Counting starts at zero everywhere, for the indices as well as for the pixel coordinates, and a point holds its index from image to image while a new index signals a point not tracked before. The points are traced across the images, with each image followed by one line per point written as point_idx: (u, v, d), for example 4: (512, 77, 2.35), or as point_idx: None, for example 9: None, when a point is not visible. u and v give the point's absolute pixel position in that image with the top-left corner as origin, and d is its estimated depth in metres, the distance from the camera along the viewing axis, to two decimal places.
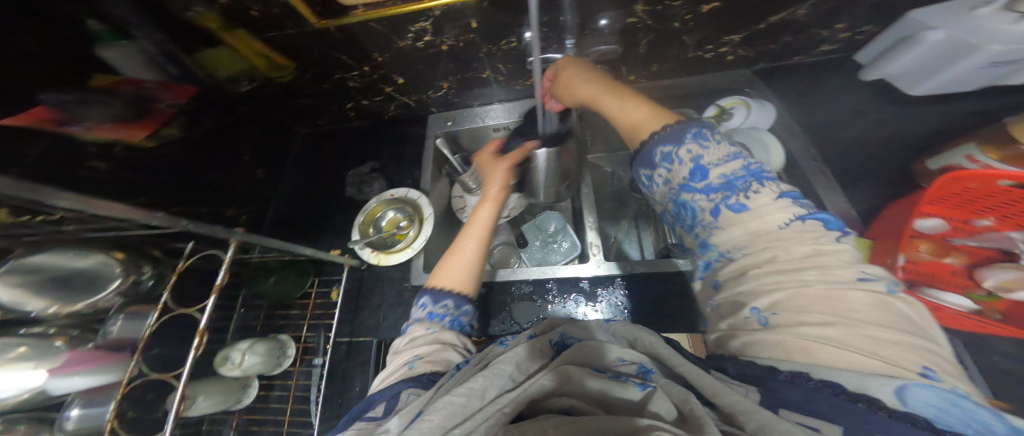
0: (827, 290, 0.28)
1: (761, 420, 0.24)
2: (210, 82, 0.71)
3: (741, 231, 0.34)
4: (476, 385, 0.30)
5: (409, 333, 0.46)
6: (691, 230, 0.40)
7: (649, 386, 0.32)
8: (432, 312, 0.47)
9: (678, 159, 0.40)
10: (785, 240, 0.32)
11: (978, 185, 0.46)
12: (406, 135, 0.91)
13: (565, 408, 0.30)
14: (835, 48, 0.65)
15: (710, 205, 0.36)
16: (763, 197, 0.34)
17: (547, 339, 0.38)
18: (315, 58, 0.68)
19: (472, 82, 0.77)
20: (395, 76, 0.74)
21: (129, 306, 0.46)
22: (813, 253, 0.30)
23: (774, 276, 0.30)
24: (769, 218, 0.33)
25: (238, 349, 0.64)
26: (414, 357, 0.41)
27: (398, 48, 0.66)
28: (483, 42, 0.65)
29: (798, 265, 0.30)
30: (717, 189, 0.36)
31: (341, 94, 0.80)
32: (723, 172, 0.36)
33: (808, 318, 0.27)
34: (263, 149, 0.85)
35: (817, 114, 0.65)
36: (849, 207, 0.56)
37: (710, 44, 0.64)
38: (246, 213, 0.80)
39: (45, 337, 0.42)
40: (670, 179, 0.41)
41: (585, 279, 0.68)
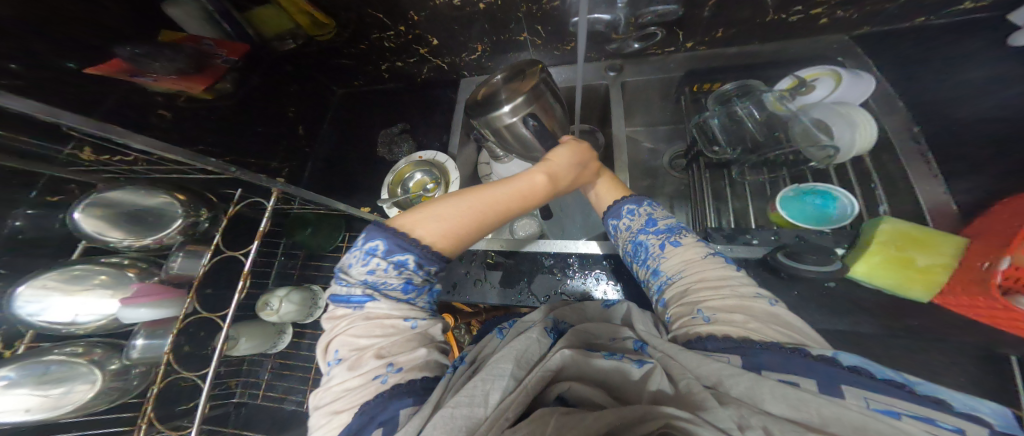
0: (740, 301, 0.31)
1: (749, 379, 0.23)
2: (258, 40, 0.73)
3: (679, 261, 0.38)
4: (478, 392, 0.27)
5: (374, 319, 0.35)
6: (642, 268, 0.42)
7: (647, 362, 0.29)
8: (411, 283, 0.36)
9: (636, 210, 0.45)
10: (705, 267, 0.36)
11: None
12: (437, 100, 0.89)
13: (562, 393, 0.28)
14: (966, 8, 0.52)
15: (657, 243, 0.41)
16: (690, 239, 0.40)
17: (545, 329, 0.35)
18: (353, 17, 0.67)
19: (509, 45, 0.72)
20: (429, 36, 0.71)
21: (188, 245, 0.50)
22: (725, 276, 0.35)
23: (704, 290, 0.34)
24: (696, 251, 0.38)
25: (275, 296, 0.68)
26: (389, 364, 0.32)
27: (434, 6, 0.63)
28: (525, 0, 0.60)
29: (717, 283, 0.34)
30: (661, 232, 0.41)
31: (376, 54, 0.79)
32: (664, 221, 0.43)
33: (733, 317, 0.30)
34: (305, 107, 0.87)
35: (921, 90, 0.54)
36: (947, 198, 0.46)
37: (793, 4, 0.54)
38: (289, 166, 0.83)
39: (121, 268, 0.46)
40: (630, 226, 0.44)
41: (607, 256, 0.64)
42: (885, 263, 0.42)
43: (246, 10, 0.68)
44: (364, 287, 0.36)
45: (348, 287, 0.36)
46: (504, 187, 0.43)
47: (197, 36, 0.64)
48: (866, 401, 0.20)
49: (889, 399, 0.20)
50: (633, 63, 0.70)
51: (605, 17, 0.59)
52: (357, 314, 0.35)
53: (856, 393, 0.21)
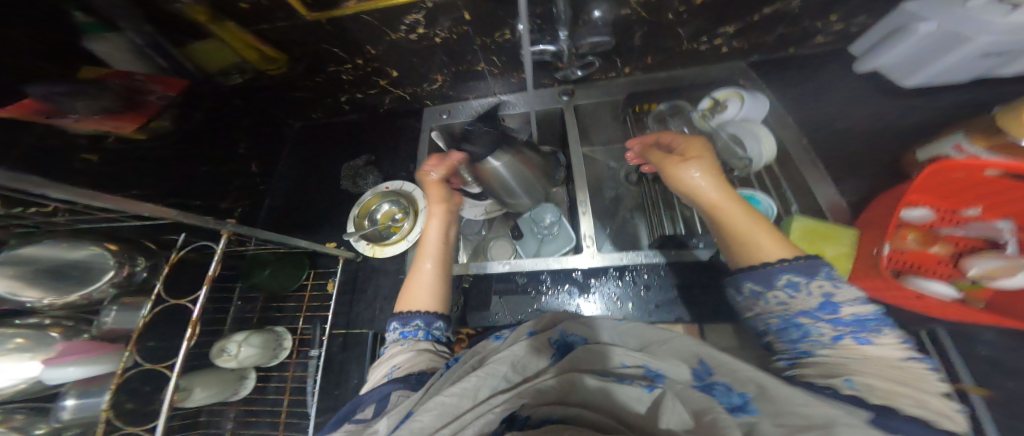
0: (935, 399, 0.27)
1: (870, 435, 0.22)
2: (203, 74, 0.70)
3: (866, 359, 0.32)
4: (469, 385, 0.31)
5: (390, 342, 0.48)
6: (794, 349, 0.36)
7: (656, 387, 0.31)
8: (407, 318, 0.49)
9: (805, 288, 0.36)
10: (906, 372, 0.30)
11: (963, 175, 0.43)
12: (401, 128, 0.91)
13: (565, 419, 0.30)
14: (828, 41, 0.64)
15: (834, 336, 0.34)
16: (889, 339, 0.33)
17: (546, 338, 0.37)
18: (307, 51, 0.68)
19: (466, 75, 0.77)
20: (389, 68, 0.74)
21: (124, 297, 0.47)
22: (930, 381, 0.29)
23: (890, 383, 0.29)
24: (894, 356, 0.32)
25: (232, 341, 0.64)
26: (393, 367, 0.43)
27: (391, 41, 0.66)
28: (477, 35, 0.65)
29: (910, 382, 0.29)
30: (845, 324, 0.34)
31: (335, 86, 0.79)
32: (854, 310, 0.34)
33: (900, 402, 0.27)
34: (257, 143, 0.85)
35: (812, 107, 0.65)
36: (838, 197, 0.55)
37: (704, 36, 0.64)
38: (240, 206, 0.80)
39: (41, 327, 0.42)
40: (789, 301, 0.37)
41: (578, 270, 0.69)
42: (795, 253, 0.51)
43: (185, 44, 0.63)
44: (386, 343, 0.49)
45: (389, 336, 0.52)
46: (427, 258, 0.56)
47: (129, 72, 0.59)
48: None
49: None
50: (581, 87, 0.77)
51: (551, 48, 0.62)
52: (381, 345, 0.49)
53: None
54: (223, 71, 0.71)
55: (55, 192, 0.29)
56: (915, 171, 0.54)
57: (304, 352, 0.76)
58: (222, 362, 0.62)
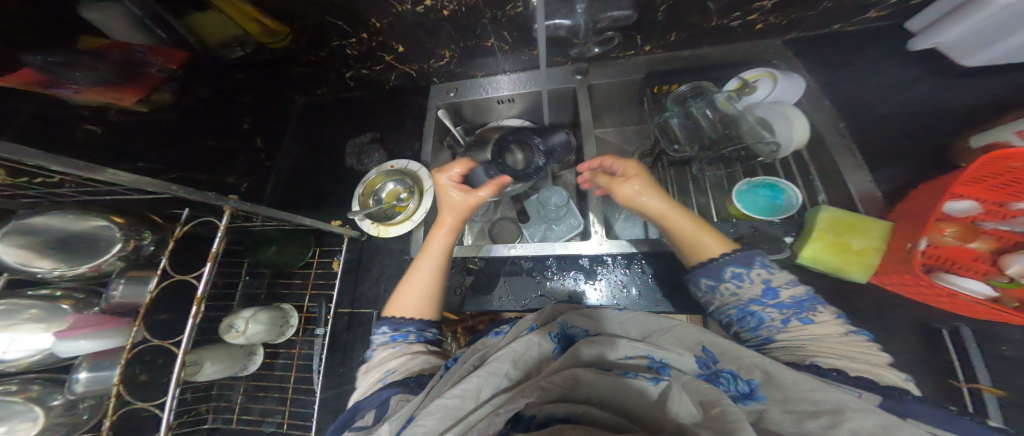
0: (872, 366, 0.32)
1: (878, 418, 0.23)
2: (202, 47, 0.67)
3: (810, 339, 0.36)
4: (472, 386, 0.31)
5: (375, 354, 0.46)
6: (752, 336, 0.39)
7: (662, 380, 0.30)
8: (395, 325, 0.48)
9: (749, 278, 0.41)
10: (844, 345, 0.34)
11: (1023, 164, 0.39)
12: (406, 106, 0.87)
13: (577, 414, 0.29)
14: (879, 16, 0.59)
15: (780, 319, 0.38)
16: (828, 316, 0.37)
17: (546, 332, 0.37)
18: (310, 23, 0.64)
19: (476, 50, 0.73)
20: (394, 43, 0.70)
21: (131, 271, 0.45)
22: (867, 351, 0.34)
23: (835, 360, 0.33)
24: (834, 331, 0.36)
25: (239, 317, 0.64)
26: (386, 372, 0.41)
27: (397, 13, 0.62)
28: (490, 7, 0.61)
29: (851, 356, 0.33)
30: (786, 306, 0.38)
31: (337, 61, 0.76)
32: (791, 293, 0.39)
33: (856, 377, 0.31)
34: (260, 116, 0.82)
35: (845, 91, 0.61)
36: (872, 186, 0.52)
37: (736, 11, 0.59)
38: (247, 181, 0.79)
39: (54, 300, 0.42)
40: (738, 291, 0.41)
41: (585, 257, 0.67)
42: (822, 249, 0.50)
43: (182, 14, 0.61)
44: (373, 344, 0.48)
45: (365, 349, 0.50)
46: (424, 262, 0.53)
47: (126, 43, 0.56)
48: None
49: None
50: (597, 66, 0.74)
51: (567, 23, 0.61)
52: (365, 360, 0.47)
53: None
54: (224, 44, 0.69)
55: (42, 162, 0.27)
56: (955, 162, 0.50)
57: (310, 330, 0.76)
58: (230, 337, 0.62)
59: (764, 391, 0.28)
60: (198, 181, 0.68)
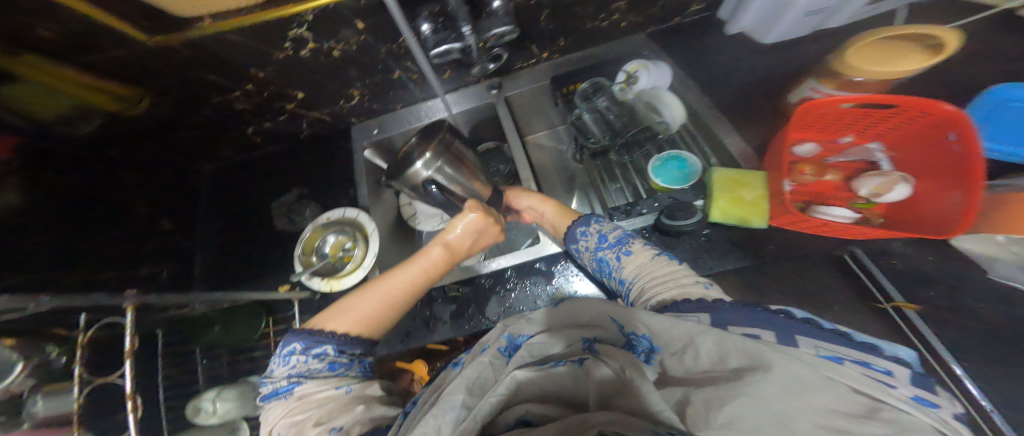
0: (670, 273, 0.43)
1: (714, 337, 0.27)
2: (31, 127, 0.57)
3: (634, 268, 0.47)
4: (430, 427, 0.32)
5: (305, 398, 0.42)
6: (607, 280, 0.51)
7: (584, 359, 0.34)
8: (335, 363, 0.46)
9: (591, 233, 0.54)
10: (653, 266, 0.45)
11: (827, 110, 0.48)
12: (334, 151, 0.91)
13: (523, 416, 0.32)
14: (700, 8, 0.69)
15: (613, 257, 0.50)
16: (640, 247, 0.49)
17: (495, 351, 0.40)
18: (172, 82, 0.67)
19: (385, 85, 0.77)
20: (291, 90, 0.75)
21: (45, 385, 0.41)
22: (668, 265, 0.44)
23: (648, 278, 0.44)
24: (646, 256, 0.47)
25: (205, 399, 0.60)
26: (334, 424, 0.39)
27: (277, 61, 0.66)
28: (381, 42, 0.65)
29: (657, 271, 0.44)
30: (614, 246, 0.51)
31: (232, 118, 0.80)
32: (616, 235, 0.52)
33: (665, 293, 0.39)
34: (161, 199, 0.79)
35: (715, 59, 0.68)
36: (745, 145, 0.58)
37: (602, 12, 0.67)
38: (168, 267, 0.75)
39: None
40: (588, 246, 0.54)
41: (538, 261, 0.68)
42: (725, 205, 0.53)
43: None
44: (287, 377, 0.44)
45: (274, 384, 0.44)
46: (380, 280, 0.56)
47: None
48: (817, 348, 0.25)
49: (829, 343, 0.26)
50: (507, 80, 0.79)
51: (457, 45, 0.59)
52: (288, 399, 0.42)
53: (810, 342, 0.26)
54: (65, 120, 0.61)
55: None
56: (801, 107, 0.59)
57: None
58: (201, 421, 0.59)
59: (655, 341, 0.32)
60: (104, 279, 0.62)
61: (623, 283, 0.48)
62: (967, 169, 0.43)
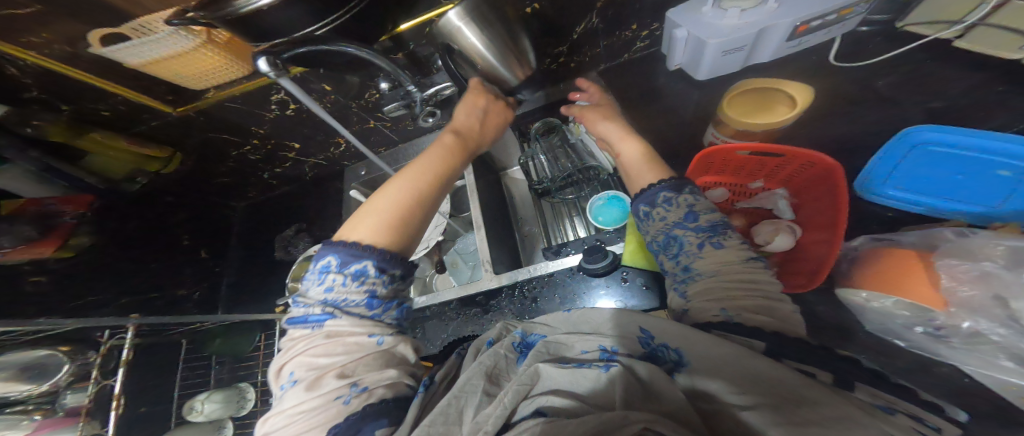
0: (759, 290, 0.33)
1: (759, 360, 0.24)
2: (105, 185, 0.72)
3: (715, 264, 0.36)
4: (450, 408, 0.30)
5: (336, 338, 0.37)
6: (671, 260, 0.40)
7: (612, 364, 0.28)
8: (373, 298, 0.39)
9: (672, 203, 0.41)
10: (744, 271, 0.35)
11: (725, 157, 0.51)
12: (328, 190, 1.03)
13: (542, 407, 0.27)
14: (646, 45, 0.74)
15: (694, 242, 0.38)
16: (733, 239, 0.37)
17: (510, 344, 0.38)
18: (197, 141, 0.79)
19: (364, 132, 0.86)
20: (288, 142, 0.87)
21: (76, 382, 0.46)
22: (757, 278, 0.34)
23: (727, 285, 0.34)
24: (741, 254, 0.36)
25: (196, 400, 0.67)
26: (357, 385, 0.34)
27: (270, 119, 0.77)
28: (349, 99, 0.73)
29: (745, 282, 0.34)
30: (703, 229, 0.38)
31: (248, 167, 0.93)
32: (710, 217, 0.39)
33: (745, 304, 0.31)
34: (200, 233, 0.94)
35: (654, 104, 0.73)
36: None
37: (547, 55, 0.72)
38: (199, 289, 0.89)
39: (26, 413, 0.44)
40: (663, 216, 0.41)
41: (480, 294, 0.65)
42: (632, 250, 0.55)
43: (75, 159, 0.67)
44: (328, 306, 0.38)
45: (306, 308, 0.39)
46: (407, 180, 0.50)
47: (37, 200, 0.63)
48: (874, 401, 0.21)
49: (898, 402, 0.21)
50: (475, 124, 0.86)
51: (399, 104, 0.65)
52: (317, 334, 0.37)
53: (868, 392, 0.22)
54: (128, 177, 0.75)
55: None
56: None
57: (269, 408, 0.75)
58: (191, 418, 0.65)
59: (688, 355, 0.28)
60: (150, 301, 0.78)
61: (687, 272, 0.37)
62: (837, 223, 0.44)
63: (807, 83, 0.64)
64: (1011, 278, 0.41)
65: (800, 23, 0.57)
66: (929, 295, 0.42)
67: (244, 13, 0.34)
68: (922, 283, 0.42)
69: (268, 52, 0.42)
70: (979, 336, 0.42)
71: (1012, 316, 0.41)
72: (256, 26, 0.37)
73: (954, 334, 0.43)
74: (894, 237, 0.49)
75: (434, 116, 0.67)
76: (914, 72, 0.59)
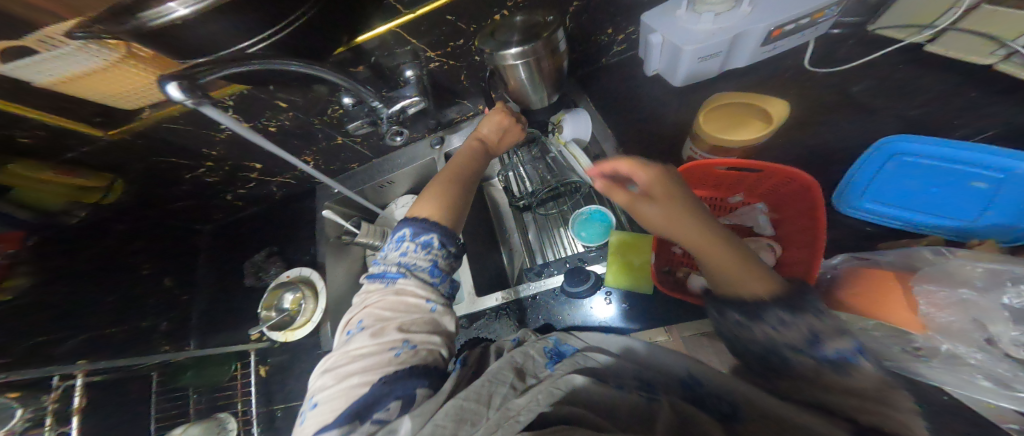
0: (870, 409, 0.23)
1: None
2: (39, 218, 0.62)
3: (800, 373, 0.28)
4: (485, 394, 0.30)
5: (401, 295, 0.42)
6: (749, 360, 0.32)
7: (655, 400, 0.28)
8: (435, 266, 0.46)
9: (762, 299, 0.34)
10: (845, 385, 0.25)
11: (703, 172, 0.51)
12: (302, 209, 0.99)
13: (565, 418, 0.25)
14: (622, 49, 0.74)
15: (779, 347, 0.30)
16: (844, 350, 0.27)
17: (540, 345, 0.37)
18: (142, 165, 0.72)
19: (333, 149, 0.82)
20: (251, 163, 0.83)
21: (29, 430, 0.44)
22: (870, 395, 0.24)
23: (809, 396, 0.26)
24: (853, 368, 0.26)
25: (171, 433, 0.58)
26: (405, 342, 0.39)
27: (222, 139, 0.73)
28: (311, 115, 0.70)
29: (845, 398, 0.24)
30: (795, 337, 0.30)
31: (212, 189, 0.88)
32: (809, 324, 0.30)
33: (826, 417, 0.23)
34: (161, 260, 0.87)
35: (634, 109, 0.71)
36: None
37: None
38: (165, 319, 0.81)
39: None
40: (745, 312, 0.34)
41: (463, 317, 0.62)
42: (615, 270, 0.54)
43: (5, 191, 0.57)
44: (399, 267, 0.45)
45: (383, 267, 0.46)
46: (455, 178, 0.58)
47: None
48: None
49: None
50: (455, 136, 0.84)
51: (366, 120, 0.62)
52: (388, 288, 0.43)
53: None
54: (68, 210, 0.65)
55: None
56: None
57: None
58: None
59: (743, 409, 0.25)
60: (112, 335, 0.70)
61: (765, 377, 0.30)
62: (816, 245, 0.44)
63: (777, 87, 0.65)
64: (986, 304, 0.41)
65: (773, 27, 0.56)
66: (909, 317, 0.42)
67: (156, 27, 0.29)
68: (901, 306, 0.42)
69: (179, 74, 0.34)
70: (958, 359, 0.41)
71: (990, 340, 0.40)
72: (170, 47, 0.33)
73: (932, 356, 0.43)
74: (876, 257, 0.50)
75: (402, 133, 0.65)
76: (882, 72, 0.61)
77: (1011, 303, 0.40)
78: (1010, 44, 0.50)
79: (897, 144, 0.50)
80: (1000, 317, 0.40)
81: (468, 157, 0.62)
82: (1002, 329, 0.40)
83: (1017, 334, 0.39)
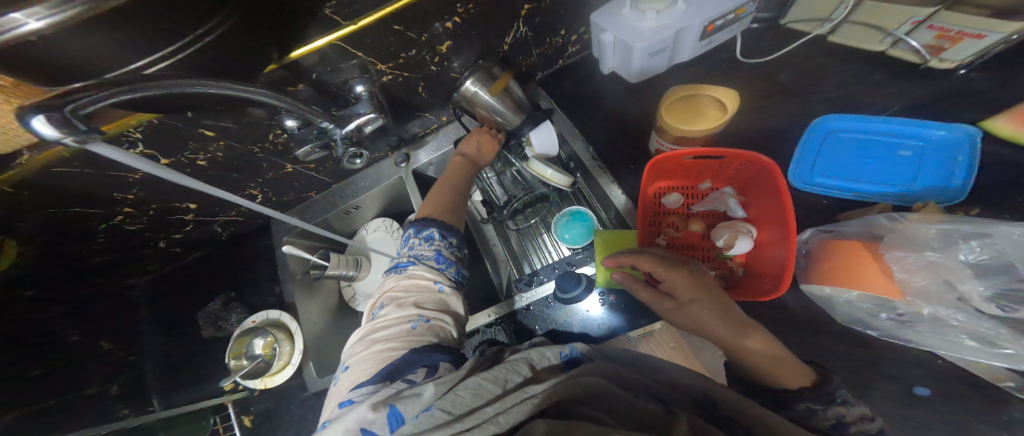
0: None
1: None
2: None
3: None
4: (500, 375, 0.35)
5: (414, 277, 0.49)
6: None
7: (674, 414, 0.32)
8: (440, 254, 0.53)
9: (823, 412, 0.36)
10: None
11: (675, 163, 0.54)
12: (255, 248, 0.90)
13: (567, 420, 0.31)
14: (576, 50, 0.76)
15: None
16: None
17: (557, 349, 0.40)
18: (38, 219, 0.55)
19: (284, 178, 0.75)
20: (185, 203, 0.72)
21: None
22: None
23: None
24: None
25: None
26: (421, 315, 0.44)
27: (136, 181, 0.62)
28: (247, 143, 0.62)
29: None
30: None
31: (134, 239, 0.72)
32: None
33: None
34: None
35: (596, 106, 0.73)
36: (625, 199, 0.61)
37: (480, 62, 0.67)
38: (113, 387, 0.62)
39: None
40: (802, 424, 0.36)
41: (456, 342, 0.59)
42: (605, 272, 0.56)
43: None
44: (411, 258, 0.53)
45: (396, 259, 0.54)
46: (446, 183, 0.65)
47: None
48: None
49: None
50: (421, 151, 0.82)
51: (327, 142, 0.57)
52: (402, 273, 0.50)
53: None
54: None
55: None
56: None
57: None
58: None
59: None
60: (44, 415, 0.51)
61: None
62: (786, 221, 0.48)
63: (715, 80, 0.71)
64: (952, 264, 0.43)
65: (708, 23, 0.60)
66: (890, 286, 0.44)
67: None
68: (879, 276, 0.45)
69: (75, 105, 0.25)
70: (941, 321, 0.42)
71: (962, 297, 0.42)
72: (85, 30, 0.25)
73: (918, 320, 0.44)
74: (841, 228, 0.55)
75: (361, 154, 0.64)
76: (804, 56, 0.68)
77: (967, 259, 0.43)
78: (892, 33, 0.58)
79: (828, 123, 0.60)
80: (965, 276, 0.42)
81: (456, 167, 0.67)
82: (970, 285, 0.42)
83: (981, 288, 0.41)
